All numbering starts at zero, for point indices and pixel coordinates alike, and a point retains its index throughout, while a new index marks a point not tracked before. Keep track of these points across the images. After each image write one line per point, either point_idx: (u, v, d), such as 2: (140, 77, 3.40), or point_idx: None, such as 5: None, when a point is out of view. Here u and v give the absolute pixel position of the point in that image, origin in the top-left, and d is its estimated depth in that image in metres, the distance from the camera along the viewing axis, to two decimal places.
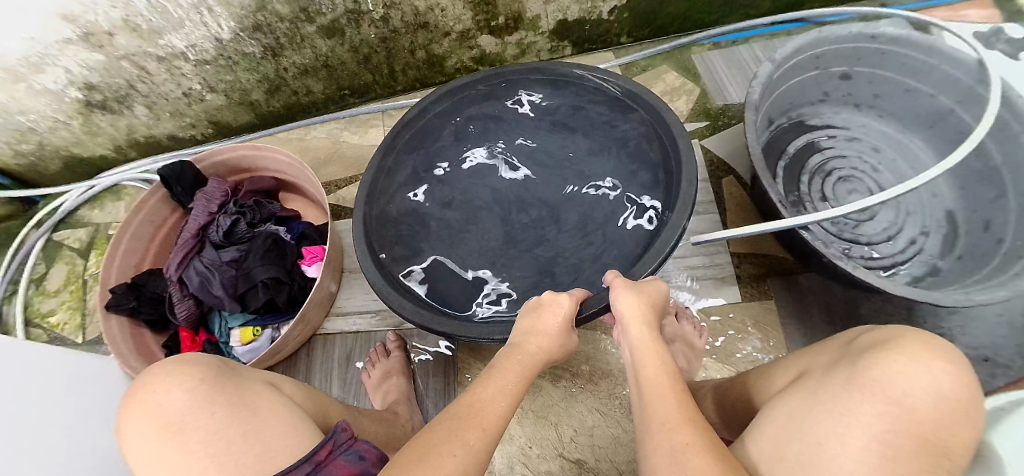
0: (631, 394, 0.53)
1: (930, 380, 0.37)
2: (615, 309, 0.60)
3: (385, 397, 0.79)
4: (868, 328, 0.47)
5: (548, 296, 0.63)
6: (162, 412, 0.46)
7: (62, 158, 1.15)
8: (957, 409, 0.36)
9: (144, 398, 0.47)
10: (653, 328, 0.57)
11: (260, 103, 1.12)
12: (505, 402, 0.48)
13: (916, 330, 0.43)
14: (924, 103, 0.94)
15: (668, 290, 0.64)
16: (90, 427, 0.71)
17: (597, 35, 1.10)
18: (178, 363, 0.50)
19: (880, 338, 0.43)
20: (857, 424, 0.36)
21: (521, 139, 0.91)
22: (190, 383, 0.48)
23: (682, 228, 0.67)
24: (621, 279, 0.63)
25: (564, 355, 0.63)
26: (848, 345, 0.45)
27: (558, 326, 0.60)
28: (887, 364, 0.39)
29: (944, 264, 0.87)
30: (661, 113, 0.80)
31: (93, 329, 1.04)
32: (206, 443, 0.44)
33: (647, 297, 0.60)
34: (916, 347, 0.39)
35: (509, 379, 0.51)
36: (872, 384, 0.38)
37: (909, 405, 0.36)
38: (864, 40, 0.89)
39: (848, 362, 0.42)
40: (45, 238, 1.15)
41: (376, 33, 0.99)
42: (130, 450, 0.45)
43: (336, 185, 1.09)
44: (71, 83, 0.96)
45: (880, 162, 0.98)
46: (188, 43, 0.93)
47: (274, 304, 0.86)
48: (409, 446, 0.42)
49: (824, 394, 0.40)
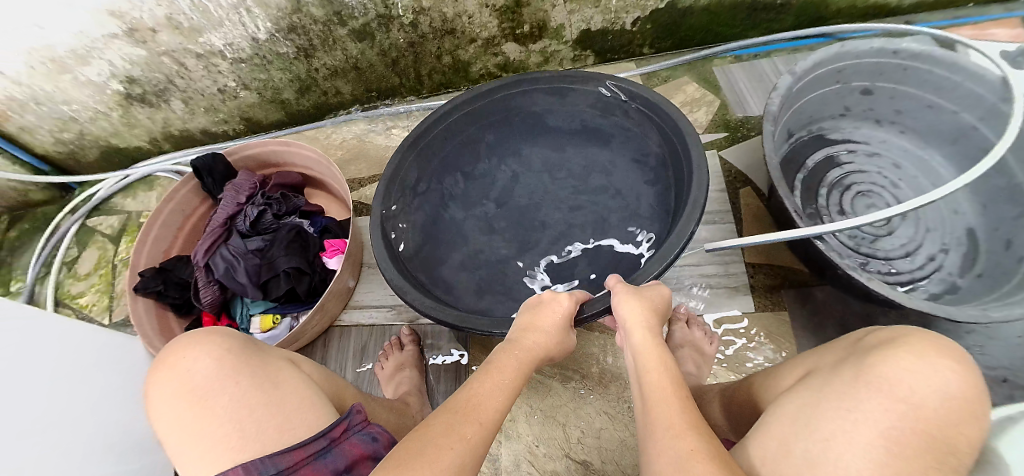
0: (635, 395, 0.54)
1: (936, 377, 0.38)
2: (617, 315, 0.61)
3: (397, 388, 0.81)
4: (871, 329, 0.48)
5: (548, 295, 0.65)
6: (189, 378, 0.48)
7: (99, 148, 1.21)
8: (963, 407, 0.37)
9: (173, 363, 0.49)
10: (655, 332, 0.58)
11: (291, 102, 1.16)
12: (503, 397, 0.49)
13: (922, 330, 0.44)
14: (946, 120, 0.94)
15: (671, 294, 0.65)
16: (116, 404, 0.74)
17: (619, 45, 1.12)
18: (206, 334, 0.52)
19: (886, 338, 0.43)
20: (863, 420, 0.37)
21: (543, 143, 0.94)
22: (218, 352, 0.50)
23: (688, 235, 0.65)
24: (623, 284, 0.65)
25: (562, 353, 0.64)
26: (855, 344, 0.46)
27: (556, 324, 0.61)
28: (893, 362, 0.39)
29: (963, 283, 0.86)
30: (675, 119, 0.77)
31: (119, 311, 1.08)
32: (230, 411, 0.46)
33: (650, 301, 0.61)
34: (923, 345, 0.40)
35: (506, 374, 0.52)
36: (878, 380, 0.39)
37: (916, 401, 0.37)
38: (886, 55, 0.89)
39: (854, 361, 0.42)
40: (78, 224, 1.21)
41: (405, 37, 1.02)
42: (157, 414, 0.47)
43: (359, 183, 1.13)
44: (114, 76, 1.01)
45: (900, 178, 0.98)
46: (226, 42, 0.97)
47: (294, 293, 0.89)
48: (409, 437, 0.43)
49: (830, 391, 0.41)
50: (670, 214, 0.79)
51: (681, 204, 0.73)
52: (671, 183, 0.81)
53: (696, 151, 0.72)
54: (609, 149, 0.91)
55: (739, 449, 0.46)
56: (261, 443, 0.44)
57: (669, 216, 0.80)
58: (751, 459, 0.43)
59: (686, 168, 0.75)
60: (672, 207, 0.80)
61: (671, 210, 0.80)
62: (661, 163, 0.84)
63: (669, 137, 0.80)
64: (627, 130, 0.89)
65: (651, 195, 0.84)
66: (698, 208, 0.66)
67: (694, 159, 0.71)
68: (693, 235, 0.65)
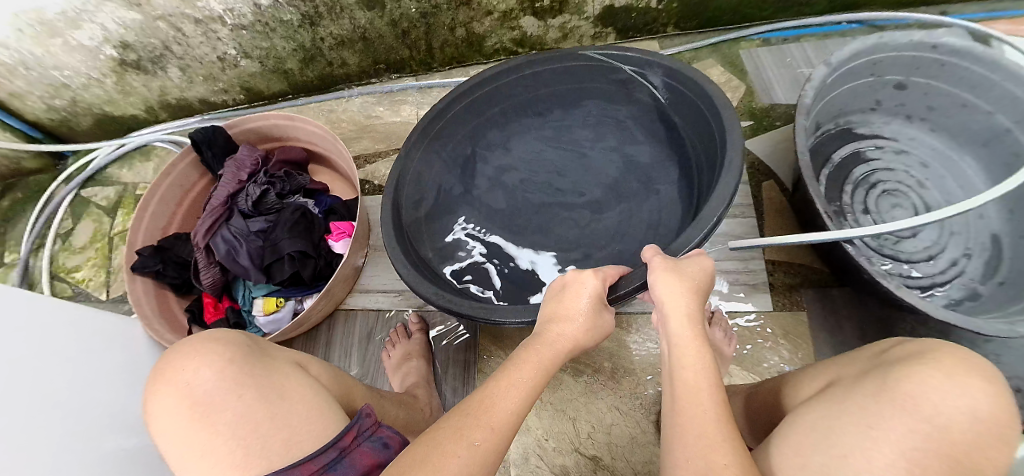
0: (662, 388, 0.51)
1: (967, 399, 0.36)
2: (653, 294, 0.55)
3: (404, 380, 0.78)
4: (898, 341, 0.47)
5: (570, 276, 0.59)
6: (191, 391, 0.45)
7: (93, 116, 1.16)
8: (993, 430, 0.36)
9: (174, 376, 0.47)
10: (695, 321, 0.53)
11: (294, 72, 1.11)
12: (523, 400, 0.46)
13: (951, 345, 0.42)
14: (979, 120, 0.89)
15: (713, 268, 0.57)
16: (121, 385, 0.73)
17: (643, 24, 1.06)
18: (206, 343, 0.49)
19: (914, 350, 0.42)
20: (884, 440, 0.36)
21: (558, 128, 0.91)
22: (220, 363, 0.47)
23: (730, 194, 0.60)
24: (661, 257, 0.58)
25: (599, 336, 0.58)
26: (878, 356, 0.45)
27: (583, 308, 0.56)
28: (921, 379, 0.38)
29: (985, 290, 0.84)
30: (705, 88, 0.71)
31: (116, 288, 1.05)
32: (234, 426, 0.43)
33: (691, 280, 0.55)
34: (954, 362, 0.39)
35: (528, 374, 0.48)
36: (902, 398, 0.37)
37: (944, 422, 0.36)
38: (925, 49, 0.84)
39: (880, 372, 0.41)
40: (72, 195, 1.17)
41: (417, 7, 0.96)
42: (161, 429, 0.45)
43: (365, 160, 1.08)
44: (107, 41, 0.96)
45: (926, 178, 0.95)
46: (226, 7, 0.91)
47: (299, 277, 0.86)
48: (419, 440, 0.43)
49: (853, 404, 0.40)
50: (694, 198, 0.75)
51: (713, 178, 0.69)
52: (698, 159, 0.77)
53: (726, 112, 0.67)
54: (629, 137, 0.87)
55: (761, 452, 0.46)
56: (269, 460, 0.42)
57: (693, 199, 0.76)
58: (771, 458, 0.43)
59: (717, 138, 0.69)
60: (696, 192, 0.75)
61: (696, 194, 0.75)
62: (683, 139, 0.80)
63: (696, 108, 0.74)
64: (648, 114, 0.84)
65: (675, 184, 0.80)
66: (735, 174, 0.61)
67: (726, 119, 0.66)
68: (728, 208, 0.59)
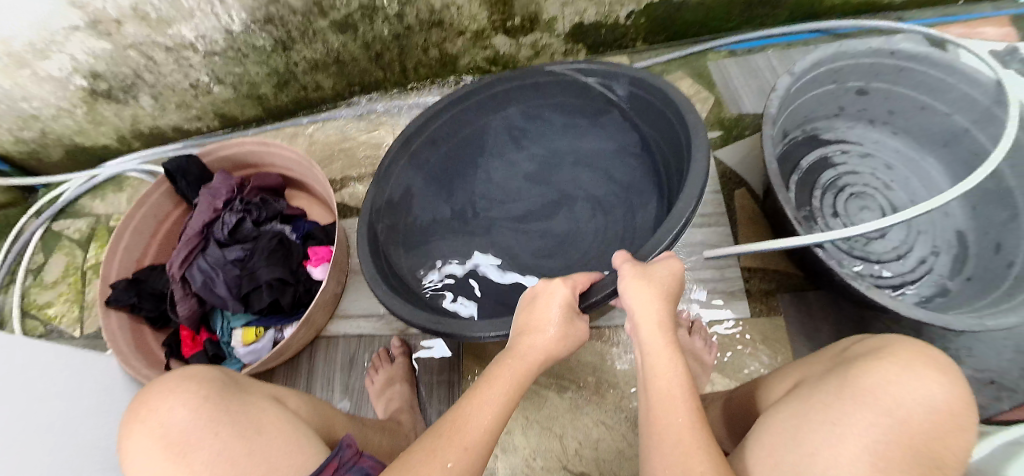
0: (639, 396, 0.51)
1: (923, 390, 0.38)
2: (625, 302, 0.56)
3: (387, 405, 0.78)
4: (859, 338, 0.48)
5: (540, 286, 0.59)
6: (166, 432, 0.44)
7: (63, 147, 1.14)
8: (949, 420, 0.37)
9: (149, 416, 0.46)
10: (667, 327, 0.53)
11: (268, 97, 1.10)
12: (497, 416, 0.46)
13: (908, 339, 0.44)
14: (939, 122, 0.93)
15: (683, 270, 0.58)
16: (98, 423, 0.71)
17: (613, 39, 1.08)
18: (180, 381, 0.48)
19: (873, 346, 0.44)
20: (848, 436, 0.37)
21: (533, 144, 0.92)
22: (194, 401, 0.46)
23: (697, 198, 0.61)
24: (630, 263, 0.59)
25: (574, 345, 0.58)
26: (841, 353, 0.46)
27: (556, 316, 0.56)
28: (879, 374, 0.39)
29: (953, 286, 0.87)
30: (670, 95, 0.72)
31: (90, 323, 1.03)
32: (212, 466, 0.43)
33: (661, 285, 0.56)
34: (910, 356, 0.40)
35: (500, 388, 0.48)
36: (863, 393, 0.39)
37: (905, 415, 0.37)
38: (883, 56, 0.88)
39: (842, 369, 0.42)
40: (44, 228, 1.14)
41: (390, 29, 0.97)
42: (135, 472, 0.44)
43: (343, 183, 1.08)
44: (77, 72, 0.95)
45: (892, 179, 0.98)
46: (198, 34, 0.91)
47: (277, 305, 0.85)
48: (395, 464, 0.42)
49: (817, 403, 0.41)
50: (665, 201, 0.76)
51: (681, 182, 0.70)
52: (665, 167, 0.78)
53: (692, 116, 0.67)
54: (603, 150, 0.88)
55: (736, 455, 0.46)
56: None
57: (663, 203, 0.77)
58: (746, 460, 0.43)
59: (684, 142, 0.70)
60: (666, 199, 0.76)
61: (667, 199, 0.76)
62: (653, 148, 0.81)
63: (662, 116, 0.75)
64: (619, 128, 0.85)
65: (649, 190, 0.82)
66: (702, 178, 0.61)
67: (691, 125, 0.67)
68: (695, 211, 0.60)
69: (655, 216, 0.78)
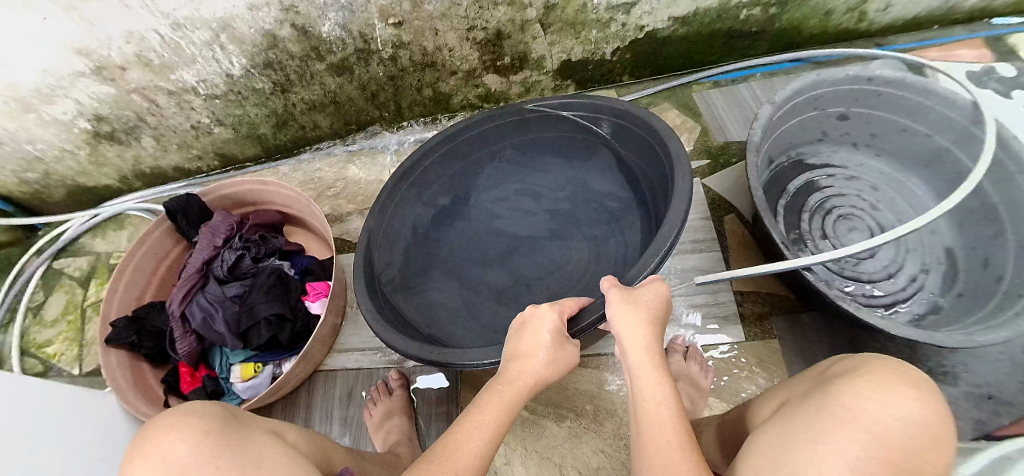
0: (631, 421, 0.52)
1: (899, 406, 0.39)
2: (614, 326, 0.57)
3: (386, 439, 0.78)
4: (837, 359, 0.49)
5: (529, 312, 0.60)
6: (167, 467, 0.45)
7: (66, 187, 1.16)
8: (926, 435, 0.38)
9: (150, 451, 0.46)
10: (654, 351, 0.54)
11: (267, 137, 1.13)
12: (487, 444, 0.47)
13: (884, 359, 0.45)
14: (921, 143, 0.96)
15: (670, 292, 0.59)
16: (95, 462, 0.71)
17: (600, 74, 1.12)
18: (182, 417, 0.48)
19: (850, 366, 0.45)
20: (831, 452, 0.37)
21: (525, 177, 0.94)
22: (196, 436, 0.47)
23: (681, 221, 0.62)
24: (617, 288, 0.60)
25: (564, 369, 0.58)
26: (822, 374, 0.47)
27: (546, 340, 0.56)
28: (856, 392, 0.40)
29: (945, 302, 0.88)
30: (652, 124, 0.75)
31: (89, 361, 1.03)
32: None
33: (648, 309, 0.57)
34: (885, 375, 0.41)
35: (490, 414, 0.50)
36: (842, 411, 0.39)
37: (884, 431, 0.37)
38: (862, 82, 0.91)
39: (822, 390, 0.43)
40: (45, 266, 1.15)
41: (384, 71, 1.01)
42: None
43: (341, 218, 1.10)
44: (80, 115, 0.97)
45: (879, 200, 1.00)
46: (199, 78, 0.95)
47: (276, 340, 0.85)
48: None
49: (800, 423, 0.41)
50: (653, 223, 0.78)
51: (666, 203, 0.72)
52: (652, 193, 0.80)
53: (674, 143, 0.70)
54: (593, 181, 0.91)
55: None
56: None
57: (652, 227, 0.79)
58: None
59: (668, 168, 0.72)
60: (654, 223, 0.78)
61: (654, 223, 0.78)
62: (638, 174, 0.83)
63: (646, 144, 0.78)
64: (606, 159, 0.88)
65: (638, 216, 0.84)
66: (686, 201, 0.63)
67: (673, 151, 0.69)
68: (679, 235, 0.62)
69: (643, 240, 0.80)
